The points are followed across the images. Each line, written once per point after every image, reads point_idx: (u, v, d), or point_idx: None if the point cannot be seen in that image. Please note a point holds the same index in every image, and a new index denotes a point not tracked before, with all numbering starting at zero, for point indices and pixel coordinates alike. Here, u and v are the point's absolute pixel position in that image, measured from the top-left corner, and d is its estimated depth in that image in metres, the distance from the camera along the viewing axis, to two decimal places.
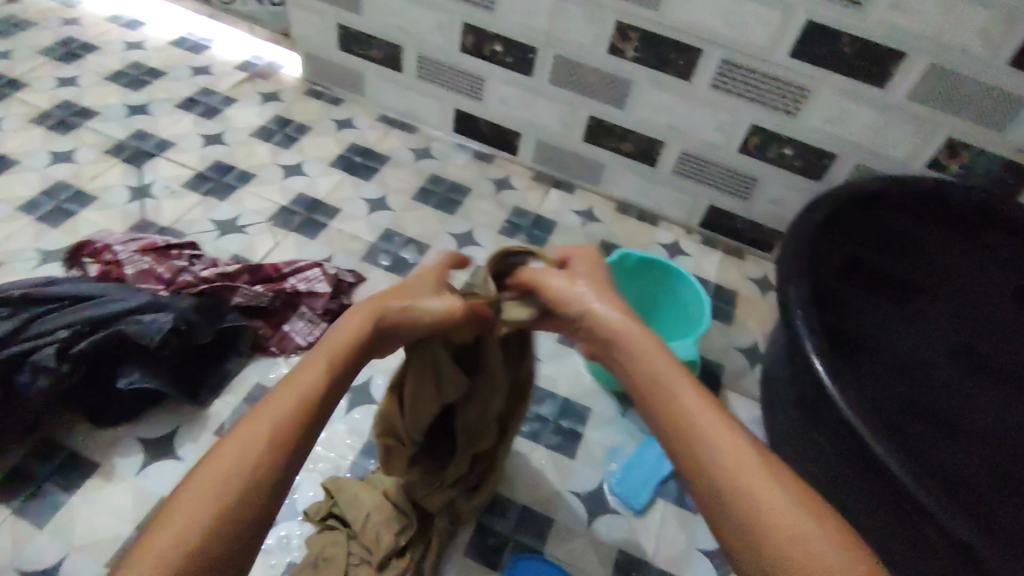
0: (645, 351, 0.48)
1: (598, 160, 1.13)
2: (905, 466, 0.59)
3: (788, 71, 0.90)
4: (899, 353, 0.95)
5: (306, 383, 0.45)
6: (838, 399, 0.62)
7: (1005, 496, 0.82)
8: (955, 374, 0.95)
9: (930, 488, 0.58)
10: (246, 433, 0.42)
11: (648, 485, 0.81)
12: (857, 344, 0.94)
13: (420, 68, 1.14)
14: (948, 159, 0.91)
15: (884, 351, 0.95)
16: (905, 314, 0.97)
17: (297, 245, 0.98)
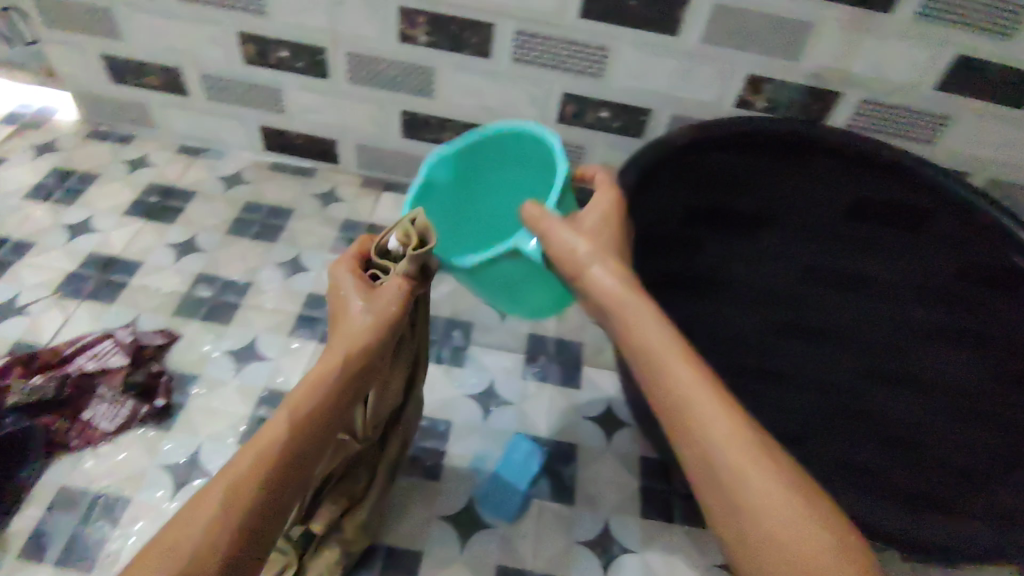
0: (658, 347, 0.50)
1: (422, 154, 1.07)
2: None
3: (582, 33, 0.87)
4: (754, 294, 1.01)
5: (272, 430, 0.48)
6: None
7: (882, 395, 0.92)
8: (810, 289, 1.00)
9: None
10: (219, 486, 0.46)
11: (518, 488, 0.78)
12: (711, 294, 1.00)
13: (208, 88, 1.03)
14: (754, 96, 0.92)
15: (743, 286, 1.00)
16: (751, 246, 1.00)
17: (95, 314, 0.87)
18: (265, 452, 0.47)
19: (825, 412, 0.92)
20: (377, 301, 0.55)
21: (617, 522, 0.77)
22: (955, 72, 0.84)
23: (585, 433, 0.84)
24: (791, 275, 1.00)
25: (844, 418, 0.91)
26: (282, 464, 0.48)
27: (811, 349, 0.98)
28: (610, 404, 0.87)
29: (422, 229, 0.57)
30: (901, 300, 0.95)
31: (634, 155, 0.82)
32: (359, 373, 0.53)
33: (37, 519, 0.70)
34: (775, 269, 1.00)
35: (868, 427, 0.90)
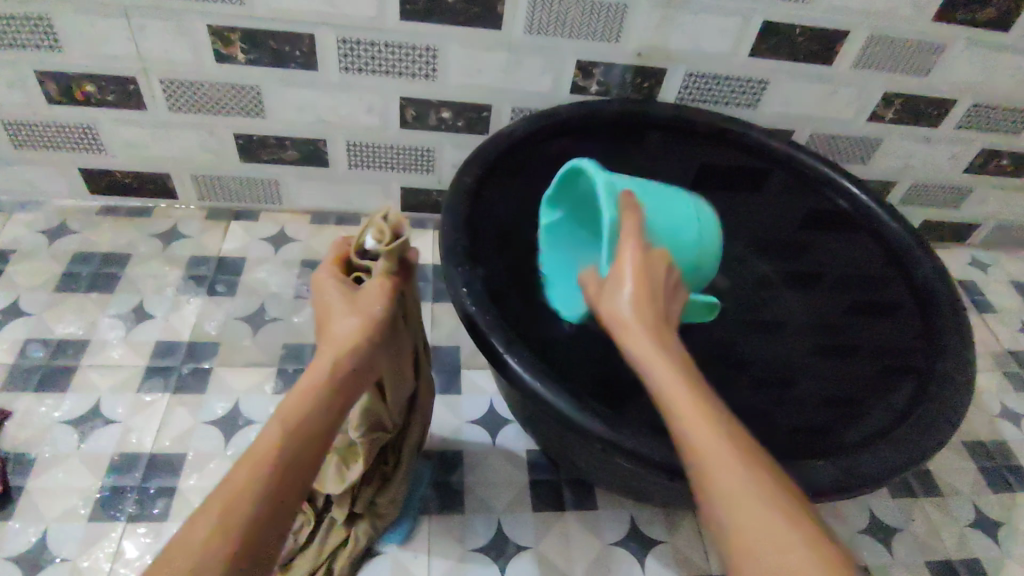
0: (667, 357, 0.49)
1: (267, 176, 1.02)
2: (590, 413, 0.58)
3: (407, 36, 0.85)
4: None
5: (276, 429, 0.43)
6: (515, 366, 0.60)
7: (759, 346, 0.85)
8: None
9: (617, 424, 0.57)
10: (228, 490, 0.40)
11: (406, 509, 0.75)
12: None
13: (9, 136, 0.93)
14: (587, 81, 0.93)
15: None
16: None
17: None
18: (265, 458, 0.41)
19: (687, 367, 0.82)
20: (356, 305, 0.52)
21: (509, 522, 0.77)
22: (764, 37, 0.88)
23: (469, 438, 0.83)
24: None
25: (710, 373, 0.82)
26: (290, 472, 0.42)
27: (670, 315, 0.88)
28: (492, 404, 0.87)
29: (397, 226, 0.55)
30: (742, 262, 0.94)
31: (474, 152, 0.80)
32: (356, 371, 0.50)
33: None
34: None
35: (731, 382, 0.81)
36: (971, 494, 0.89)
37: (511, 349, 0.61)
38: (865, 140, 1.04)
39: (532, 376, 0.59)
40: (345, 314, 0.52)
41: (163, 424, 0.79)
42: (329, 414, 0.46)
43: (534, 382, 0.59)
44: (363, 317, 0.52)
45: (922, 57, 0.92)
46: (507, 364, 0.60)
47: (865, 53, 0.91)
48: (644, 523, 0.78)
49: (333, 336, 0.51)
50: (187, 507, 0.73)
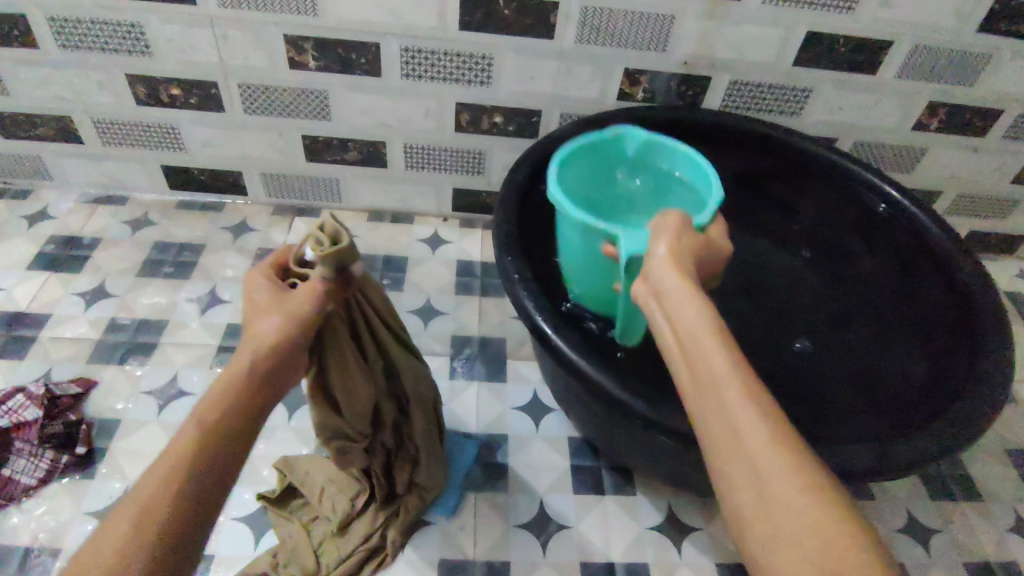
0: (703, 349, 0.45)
1: (329, 175, 1.09)
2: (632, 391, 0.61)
3: (465, 44, 0.91)
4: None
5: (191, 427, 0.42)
6: (563, 347, 0.64)
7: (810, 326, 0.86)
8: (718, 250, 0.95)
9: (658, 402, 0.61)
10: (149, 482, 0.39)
11: (454, 485, 0.80)
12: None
13: (103, 134, 1.02)
14: (633, 88, 0.97)
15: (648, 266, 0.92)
16: None
17: (5, 372, 0.85)
18: (184, 451, 0.41)
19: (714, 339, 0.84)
20: (283, 307, 0.50)
21: (550, 502, 0.80)
22: (808, 46, 0.91)
23: (514, 423, 0.88)
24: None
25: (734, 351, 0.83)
26: (210, 465, 0.41)
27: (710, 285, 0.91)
28: (536, 393, 0.91)
29: (331, 235, 0.53)
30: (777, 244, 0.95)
31: (526, 152, 0.85)
32: (279, 368, 0.48)
33: None
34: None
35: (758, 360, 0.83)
36: (1013, 500, 0.88)
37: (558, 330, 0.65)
38: (907, 150, 1.06)
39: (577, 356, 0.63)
40: (265, 317, 0.50)
41: None
42: (253, 407, 0.45)
43: (580, 361, 0.63)
44: (286, 321, 0.50)
45: (966, 68, 0.93)
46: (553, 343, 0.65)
47: (907, 63, 0.93)
48: (682, 510, 0.81)
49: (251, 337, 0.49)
50: (255, 473, 0.80)
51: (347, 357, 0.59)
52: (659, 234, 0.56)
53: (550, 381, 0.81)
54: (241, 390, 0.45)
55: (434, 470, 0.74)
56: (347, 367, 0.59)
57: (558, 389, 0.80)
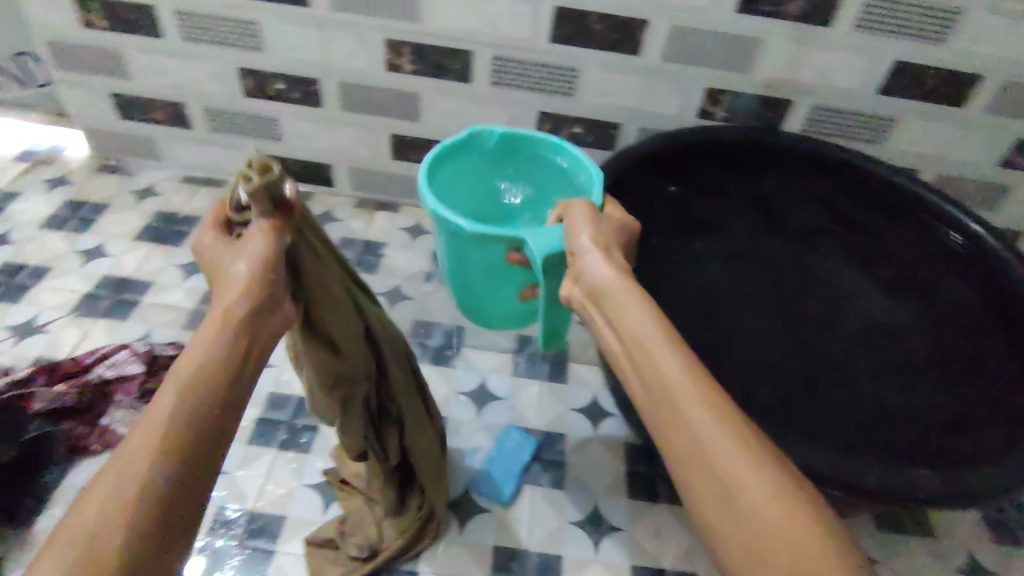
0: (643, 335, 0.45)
1: (412, 173, 1.15)
2: None
3: (554, 56, 0.95)
4: (691, 282, 0.97)
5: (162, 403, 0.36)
6: None
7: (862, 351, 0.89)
8: (770, 274, 0.98)
9: None
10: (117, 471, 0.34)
11: (512, 475, 0.83)
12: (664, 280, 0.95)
13: (211, 121, 1.11)
14: (713, 107, 0.99)
15: (708, 297, 0.95)
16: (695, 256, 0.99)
17: (109, 330, 0.93)
18: (154, 432, 0.35)
19: (762, 358, 0.88)
20: (244, 257, 0.45)
21: (605, 503, 0.82)
22: (895, 75, 0.91)
23: (573, 423, 0.90)
24: (729, 260, 1.00)
25: (781, 371, 0.87)
26: (190, 442, 0.36)
27: (755, 305, 0.95)
28: (595, 397, 0.93)
29: (264, 166, 0.45)
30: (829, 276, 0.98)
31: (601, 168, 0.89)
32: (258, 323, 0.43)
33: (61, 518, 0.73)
34: (712, 253, 1.00)
35: (815, 382, 0.86)
36: None
37: None
38: (991, 187, 1.04)
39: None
40: (231, 266, 0.44)
41: None
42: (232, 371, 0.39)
43: None
44: (250, 265, 0.44)
45: None
46: None
47: (1000, 97, 0.92)
48: None
49: (220, 292, 0.43)
50: (328, 444, 0.85)
51: (324, 307, 0.54)
52: (578, 228, 0.57)
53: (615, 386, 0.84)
54: (221, 348, 0.39)
55: (421, 422, 0.71)
56: (330, 305, 0.55)
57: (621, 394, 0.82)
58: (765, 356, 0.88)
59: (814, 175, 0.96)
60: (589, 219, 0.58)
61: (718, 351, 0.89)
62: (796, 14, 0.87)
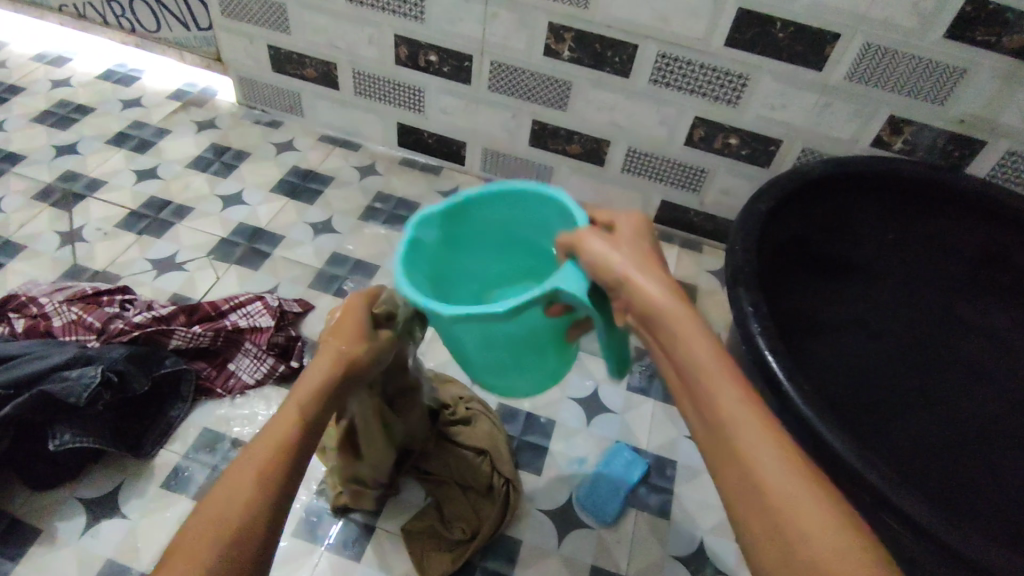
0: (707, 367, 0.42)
1: (545, 162, 1.11)
2: (855, 449, 0.57)
3: (725, 61, 0.88)
4: (844, 337, 0.86)
5: (281, 431, 0.45)
6: (792, 392, 0.61)
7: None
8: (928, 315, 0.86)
9: (886, 473, 0.56)
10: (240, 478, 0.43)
11: (619, 495, 0.79)
12: (817, 327, 0.86)
13: (356, 84, 1.11)
14: (892, 136, 0.90)
15: (850, 339, 0.86)
16: (846, 290, 0.88)
17: (241, 278, 0.95)
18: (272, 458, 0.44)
19: (911, 435, 0.80)
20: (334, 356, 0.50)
21: (711, 544, 0.77)
22: None
23: (685, 451, 0.85)
24: (889, 312, 0.87)
25: (937, 454, 0.78)
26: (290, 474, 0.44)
27: (915, 369, 0.85)
28: None
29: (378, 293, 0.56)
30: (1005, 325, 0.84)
31: (770, 182, 0.80)
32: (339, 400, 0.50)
33: (181, 454, 0.75)
34: (871, 304, 0.87)
35: (960, 454, 0.78)
36: None
37: (791, 377, 0.62)
38: None
39: (810, 408, 0.60)
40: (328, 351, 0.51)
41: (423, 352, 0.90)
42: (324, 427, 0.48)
43: (811, 414, 0.59)
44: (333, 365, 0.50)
45: None
46: (784, 389, 0.62)
47: None
48: None
49: (317, 365, 0.49)
50: None
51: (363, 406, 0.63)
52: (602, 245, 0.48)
53: None
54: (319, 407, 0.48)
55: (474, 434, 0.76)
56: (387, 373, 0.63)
57: None
58: (918, 434, 0.80)
59: (995, 218, 0.80)
60: (603, 240, 0.48)
61: (853, 402, 0.82)
62: (1015, 47, 0.77)
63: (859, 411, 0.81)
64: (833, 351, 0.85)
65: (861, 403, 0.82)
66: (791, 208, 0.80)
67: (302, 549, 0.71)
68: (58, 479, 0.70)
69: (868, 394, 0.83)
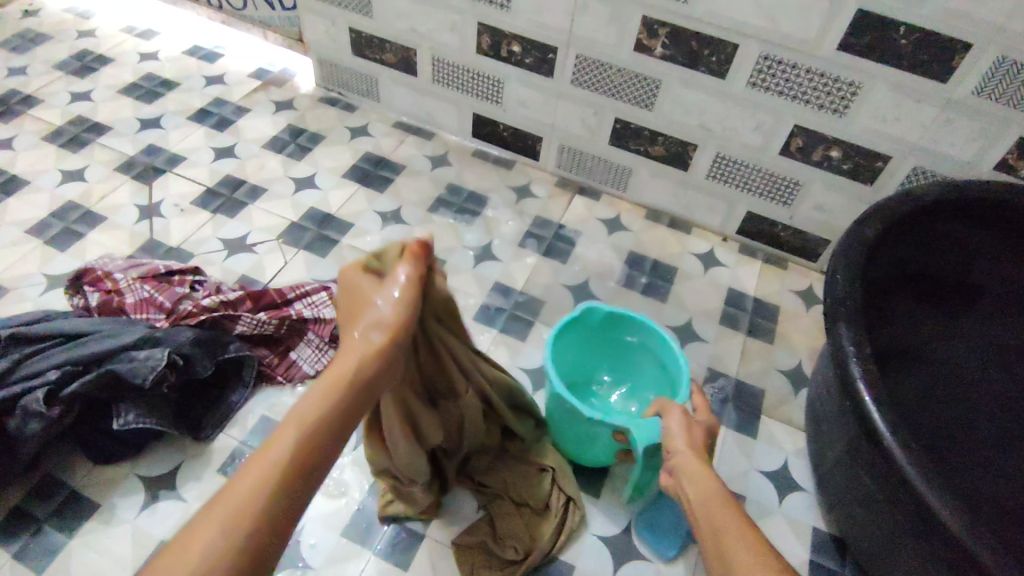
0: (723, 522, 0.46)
1: (624, 163, 1.05)
2: (956, 514, 0.52)
3: (835, 66, 0.81)
4: (947, 369, 0.78)
5: (276, 447, 0.36)
6: (893, 445, 0.56)
7: None
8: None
9: (988, 542, 0.51)
10: (223, 503, 0.34)
11: (681, 527, 0.73)
12: (913, 361, 0.79)
13: (435, 71, 1.08)
14: (1021, 161, 0.80)
15: (954, 376, 0.78)
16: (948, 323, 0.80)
17: (307, 264, 0.94)
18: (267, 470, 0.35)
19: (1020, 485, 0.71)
20: (358, 339, 0.42)
21: None
22: None
23: (756, 486, 0.79)
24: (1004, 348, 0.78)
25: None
26: (289, 493, 0.35)
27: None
28: (787, 463, 0.81)
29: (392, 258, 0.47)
30: None
31: (877, 203, 0.73)
32: (365, 391, 0.41)
33: (239, 440, 0.75)
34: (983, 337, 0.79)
35: None
36: None
37: (895, 430, 0.56)
38: None
39: (917, 469, 0.54)
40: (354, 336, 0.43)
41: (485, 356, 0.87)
42: (338, 432, 0.39)
43: (912, 470, 0.54)
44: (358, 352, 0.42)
45: None
46: (886, 443, 0.56)
47: None
48: None
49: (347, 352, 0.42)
50: None
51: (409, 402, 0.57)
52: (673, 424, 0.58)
53: (825, 466, 0.72)
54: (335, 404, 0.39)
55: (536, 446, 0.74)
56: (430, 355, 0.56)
57: (834, 480, 0.70)
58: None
59: None
60: (679, 420, 0.58)
61: (960, 446, 0.74)
62: None
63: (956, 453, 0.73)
64: (934, 388, 0.77)
65: (960, 444, 0.74)
66: (889, 241, 0.72)
67: (351, 549, 0.70)
68: (120, 456, 0.71)
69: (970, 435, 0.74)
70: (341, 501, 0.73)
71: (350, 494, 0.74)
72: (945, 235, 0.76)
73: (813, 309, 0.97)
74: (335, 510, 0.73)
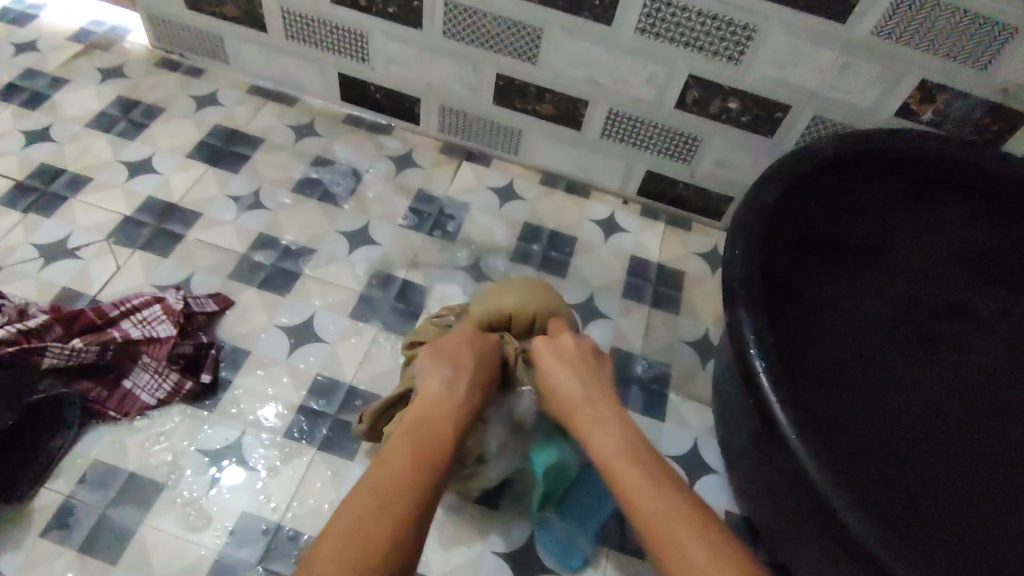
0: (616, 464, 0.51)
1: (512, 124, 0.94)
2: (861, 516, 0.48)
3: (728, 7, 0.72)
4: (829, 311, 0.74)
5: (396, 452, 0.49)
6: (786, 430, 0.51)
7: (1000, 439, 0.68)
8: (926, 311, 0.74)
9: (886, 534, 0.47)
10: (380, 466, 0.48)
11: (586, 533, 0.67)
12: (805, 307, 0.73)
13: (286, 26, 0.92)
14: (921, 105, 0.75)
15: (838, 328, 0.73)
16: (842, 272, 0.74)
17: (146, 267, 0.80)
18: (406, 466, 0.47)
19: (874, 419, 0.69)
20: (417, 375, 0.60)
21: None
22: None
23: None
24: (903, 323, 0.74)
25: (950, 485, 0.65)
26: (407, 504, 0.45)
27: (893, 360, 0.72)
28: (696, 444, 0.76)
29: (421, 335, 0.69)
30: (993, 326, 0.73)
31: (775, 162, 0.66)
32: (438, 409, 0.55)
33: (66, 495, 0.64)
34: (877, 308, 0.74)
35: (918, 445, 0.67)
36: None
37: (803, 435, 0.51)
38: None
39: (830, 484, 0.49)
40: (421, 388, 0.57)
41: (364, 360, 0.77)
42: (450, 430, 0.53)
43: (810, 467, 0.50)
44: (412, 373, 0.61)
45: None
46: (796, 452, 0.51)
47: None
48: None
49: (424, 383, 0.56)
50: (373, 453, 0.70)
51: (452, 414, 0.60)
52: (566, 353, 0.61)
53: (733, 453, 0.66)
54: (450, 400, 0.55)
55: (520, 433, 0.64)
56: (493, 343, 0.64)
57: (741, 469, 0.65)
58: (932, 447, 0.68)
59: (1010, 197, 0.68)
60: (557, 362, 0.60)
61: (835, 405, 0.69)
62: None
63: (864, 443, 0.67)
64: (823, 339, 0.72)
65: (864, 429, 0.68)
66: (794, 184, 0.65)
67: None
68: None
69: (878, 419, 0.69)
70: (197, 551, 0.63)
71: (207, 542, 0.64)
72: (842, 184, 0.70)
73: (718, 272, 0.92)
74: (191, 562, 0.63)
